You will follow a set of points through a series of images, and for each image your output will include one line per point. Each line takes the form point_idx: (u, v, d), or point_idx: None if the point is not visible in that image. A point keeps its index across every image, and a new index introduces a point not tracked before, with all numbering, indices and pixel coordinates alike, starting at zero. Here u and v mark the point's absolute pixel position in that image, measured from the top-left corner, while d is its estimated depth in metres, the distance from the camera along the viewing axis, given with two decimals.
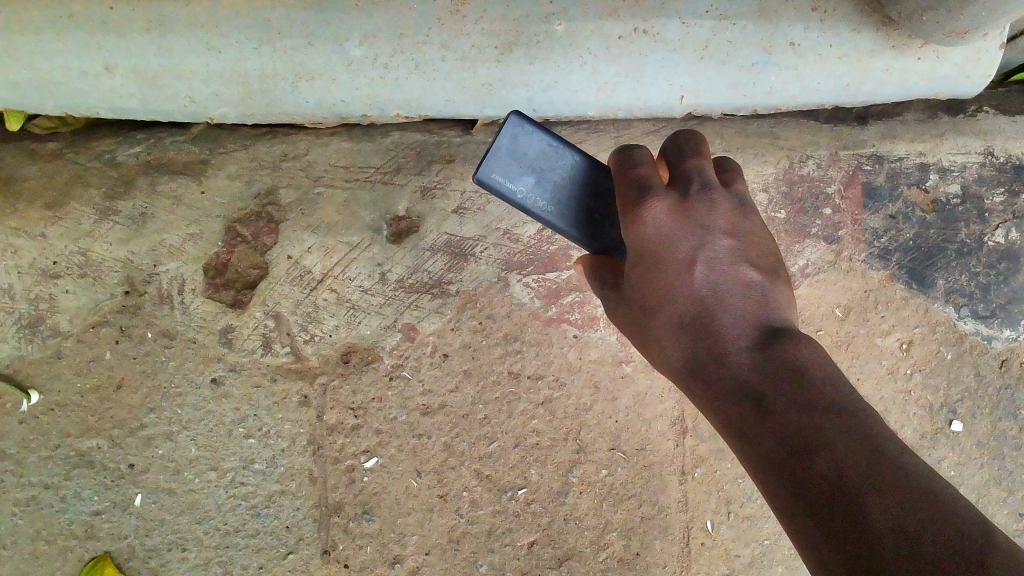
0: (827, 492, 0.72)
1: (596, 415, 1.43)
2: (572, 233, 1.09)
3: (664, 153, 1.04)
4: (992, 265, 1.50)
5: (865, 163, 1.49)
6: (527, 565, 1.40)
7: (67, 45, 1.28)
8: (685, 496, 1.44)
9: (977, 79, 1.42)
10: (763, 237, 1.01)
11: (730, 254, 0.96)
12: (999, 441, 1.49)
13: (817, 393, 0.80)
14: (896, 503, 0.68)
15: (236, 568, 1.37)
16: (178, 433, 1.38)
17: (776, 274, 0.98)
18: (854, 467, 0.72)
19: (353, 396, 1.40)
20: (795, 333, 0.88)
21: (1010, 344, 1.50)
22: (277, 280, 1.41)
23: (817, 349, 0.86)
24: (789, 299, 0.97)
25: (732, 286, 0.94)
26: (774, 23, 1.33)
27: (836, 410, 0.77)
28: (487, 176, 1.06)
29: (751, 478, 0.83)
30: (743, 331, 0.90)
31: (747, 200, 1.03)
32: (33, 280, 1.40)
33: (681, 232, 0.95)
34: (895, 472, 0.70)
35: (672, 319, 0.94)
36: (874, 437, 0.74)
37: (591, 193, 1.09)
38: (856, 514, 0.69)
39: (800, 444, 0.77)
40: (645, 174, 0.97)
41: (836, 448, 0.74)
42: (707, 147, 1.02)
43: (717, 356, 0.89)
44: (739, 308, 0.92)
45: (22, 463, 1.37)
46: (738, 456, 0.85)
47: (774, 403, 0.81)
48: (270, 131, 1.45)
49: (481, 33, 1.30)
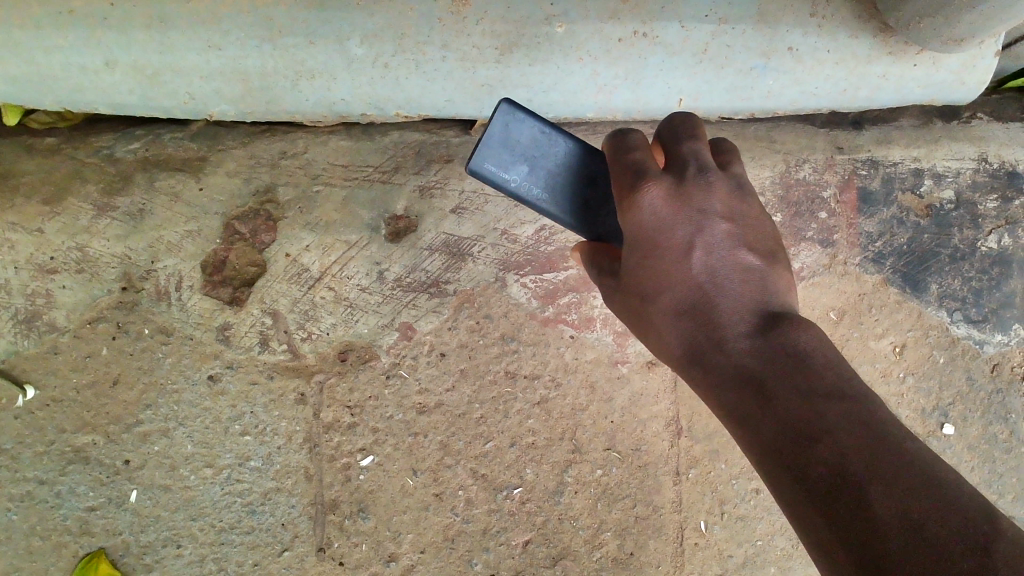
0: (828, 481, 0.73)
1: (591, 415, 1.44)
2: (567, 221, 1.10)
3: (658, 136, 1.05)
4: (985, 270, 1.51)
5: (860, 168, 1.50)
6: (521, 563, 1.41)
7: (67, 41, 1.28)
8: (679, 497, 1.45)
9: (972, 86, 1.43)
10: (761, 221, 1.01)
11: (729, 239, 0.97)
12: (990, 444, 1.51)
13: (817, 380, 0.81)
14: (899, 492, 0.69)
15: (231, 565, 1.37)
16: (174, 430, 1.39)
17: (775, 258, 0.99)
18: (856, 457, 0.73)
19: (350, 394, 1.41)
20: (795, 318, 0.89)
21: (1002, 348, 1.52)
22: (275, 277, 1.42)
23: (816, 334, 0.87)
24: (788, 282, 0.98)
25: (731, 272, 0.94)
26: (773, 27, 1.34)
27: (835, 398, 0.79)
28: (479, 166, 1.07)
29: (751, 464, 0.85)
30: (742, 317, 0.91)
31: (745, 183, 1.03)
32: (30, 274, 1.40)
33: (679, 218, 0.95)
34: (897, 461, 0.71)
35: (671, 307, 0.95)
36: (875, 426, 0.76)
37: (585, 180, 1.09)
38: (858, 503, 0.70)
39: (800, 432, 0.78)
40: (641, 159, 0.97)
41: (837, 436, 0.75)
42: (703, 129, 1.01)
43: (717, 343, 0.90)
44: (739, 293, 0.93)
45: (17, 458, 1.37)
46: (738, 444, 0.86)
47: (773, 391, 0.82)
48: (269, 129, 1.45)
49: (482, 34, 1.31)
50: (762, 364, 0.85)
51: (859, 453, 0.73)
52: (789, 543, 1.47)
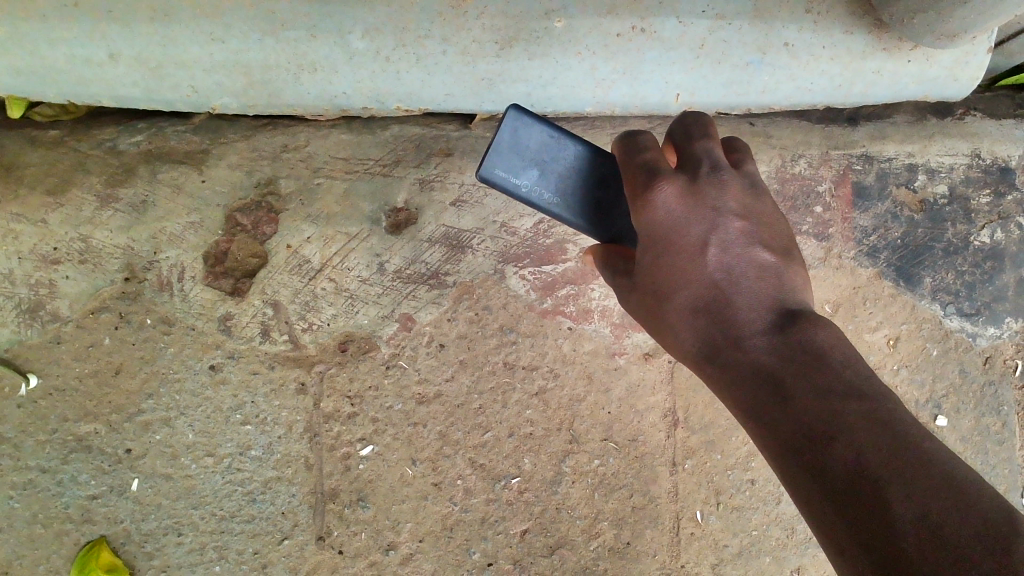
0: (847, 478, 0.74)
1: (589, 405, 1.45)
2: (579, 223, 1.11)
3: (670, 135, 1.06)
4: (978, 264, 1.53)
5: (855, 163, 1.52)
6: (519, 552, 1.42)
7: (72, 33, 1.29)
8: (676, 487, 1.47)
9: (965, 82, 1.45)
10: (775, 219, 1.03)
11: (742, 236, 0.98)
12: (982, 435, 1.52)
13: (835, 377, 0.82)
14: (917, 491, 0.70)
15: (231, 553, 1.39)
16: (175, 419, 1.40)
17: (790, 255, 1.00)
18: (873, 455, 0.74)
19: (350, 384, 1.42)
20: (812, 316, 0.90)
21: (994, 341, 1.54)
22: (276, 268, 1.43)
23: (834, 332, 0.89)
24: (803, 279, 0.99)
25: (746, 269, 0.96)
26: (768, 23, 1.36)
27: (853, 396, 0.80)
28: (490, 172, 1.09)
29: (765, 458, 0.86)
30: (758, 315, 0.92)
31: (758, 181, 1.04)
32: (33, 265, 1.41)
33: (693, 216, 0.97)
34: (918, 462, 0.72)
35: (686, 304, 0.96)
36: (894, 424, 0.77)
37: (595, 181, 1.11)
38: (876, 502, 0.71)
39: (818, 428, 0.79)
40: (651, 158, 0.99)
41: (856, 434, 0.76)
42: (715, 128, 1.03)
43: (734, 341, 0.92)
44: (754, 291, 0.94)
45: (20, 446, 1.38)
46: (754, 440, 0.88)
47: (791, 389, 0.84)
48: (271, 123, 1.47)
49: (482, 28, 1.33)
50: (779, 362, 0.87)
51: (878, 451, 0.74)
52: (784, 533, 1.49)
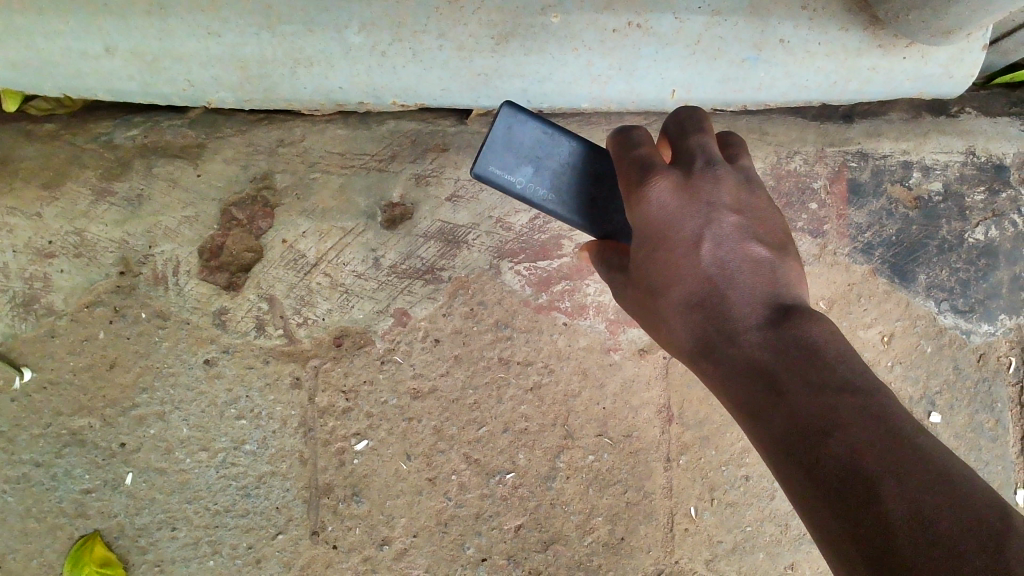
0: (840, 473, 0.74)
1: (583, 401, 1.45)
2: (575, 220, 1.11)
3: (664, 130, 1.06)
4: (972, 261, 1.54)
5: (851, 160, 1.53)
6: (513, 547, 1.42)
7: (68, 26, 1.29)
8: (670, 483, 1.47)
9: (960, 79, 1.46)
10: (770, 214, 1.03)
11: (737, 231, 0.98)
12: (975, 432, 1.53)
13: (828, 372, 0.83)
14: (910, 486, 0.70)
15: (225, 548, 1.39)
16: (170, 413, 1.40)
17: (785, 250, 1.01)
18: (868, 451, 0.74)
19: (345, 379, 1.42)
20: (807, 311, 0.91)
21: (988, 338, 1.54)
22: (271, 263, 1.43)
23: (828, 327, 0.89)
24: (797, 274, 0.99)
25: (740, 264, 0.96)
26: (765, 20, 1.36)
27: (846, 391, 0.80)
28: (485, 169, 1.09)
29: (759, 453, 0.86)
30: (753, 310, 0.92)
31: (753, 176, 1.04)
32: (28, 259, 1.41)
33: (687, 211, 0.97)
34: (910, 457, 0.72)
35: (681, 300, 0.97)
36: (888, 419, 0.77)
37: (590, 177, 1.11)
38: (871, 499, 0.71)
39: (811, 424, 0.79)
40: (645, 153, 1.00)
41: (849, 429, 0.76)
42: (709, 122, 1.03)
43: (728, 336, 0.92)
44: (749, 286, 0.94)
45: (12, 440, 1.38)
46: (748, 435, 0.88)
47: (785, 384, 0.84)
48: (267, 117, 1.47)
49: (479, 24, 1.33)
50: (773, 358, 0.87)
51: (872, 448, 0.74)
52: (778, 529, 1.49)
